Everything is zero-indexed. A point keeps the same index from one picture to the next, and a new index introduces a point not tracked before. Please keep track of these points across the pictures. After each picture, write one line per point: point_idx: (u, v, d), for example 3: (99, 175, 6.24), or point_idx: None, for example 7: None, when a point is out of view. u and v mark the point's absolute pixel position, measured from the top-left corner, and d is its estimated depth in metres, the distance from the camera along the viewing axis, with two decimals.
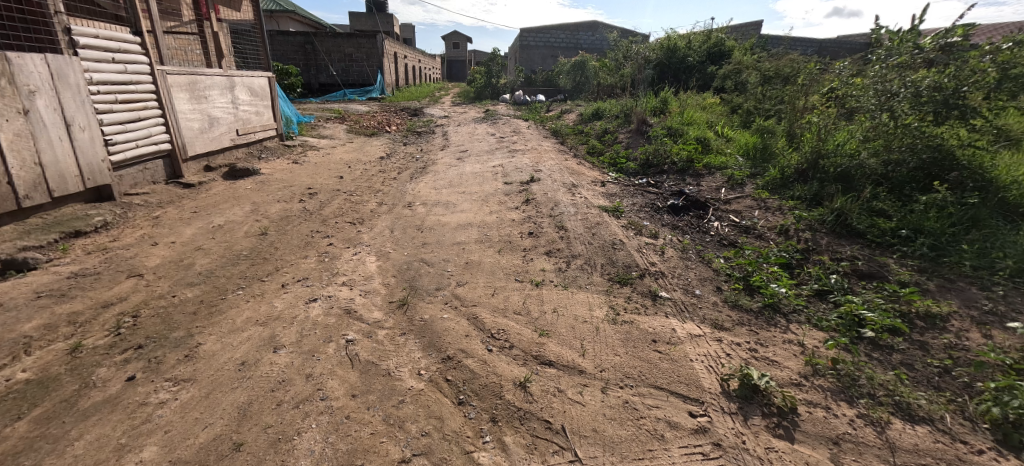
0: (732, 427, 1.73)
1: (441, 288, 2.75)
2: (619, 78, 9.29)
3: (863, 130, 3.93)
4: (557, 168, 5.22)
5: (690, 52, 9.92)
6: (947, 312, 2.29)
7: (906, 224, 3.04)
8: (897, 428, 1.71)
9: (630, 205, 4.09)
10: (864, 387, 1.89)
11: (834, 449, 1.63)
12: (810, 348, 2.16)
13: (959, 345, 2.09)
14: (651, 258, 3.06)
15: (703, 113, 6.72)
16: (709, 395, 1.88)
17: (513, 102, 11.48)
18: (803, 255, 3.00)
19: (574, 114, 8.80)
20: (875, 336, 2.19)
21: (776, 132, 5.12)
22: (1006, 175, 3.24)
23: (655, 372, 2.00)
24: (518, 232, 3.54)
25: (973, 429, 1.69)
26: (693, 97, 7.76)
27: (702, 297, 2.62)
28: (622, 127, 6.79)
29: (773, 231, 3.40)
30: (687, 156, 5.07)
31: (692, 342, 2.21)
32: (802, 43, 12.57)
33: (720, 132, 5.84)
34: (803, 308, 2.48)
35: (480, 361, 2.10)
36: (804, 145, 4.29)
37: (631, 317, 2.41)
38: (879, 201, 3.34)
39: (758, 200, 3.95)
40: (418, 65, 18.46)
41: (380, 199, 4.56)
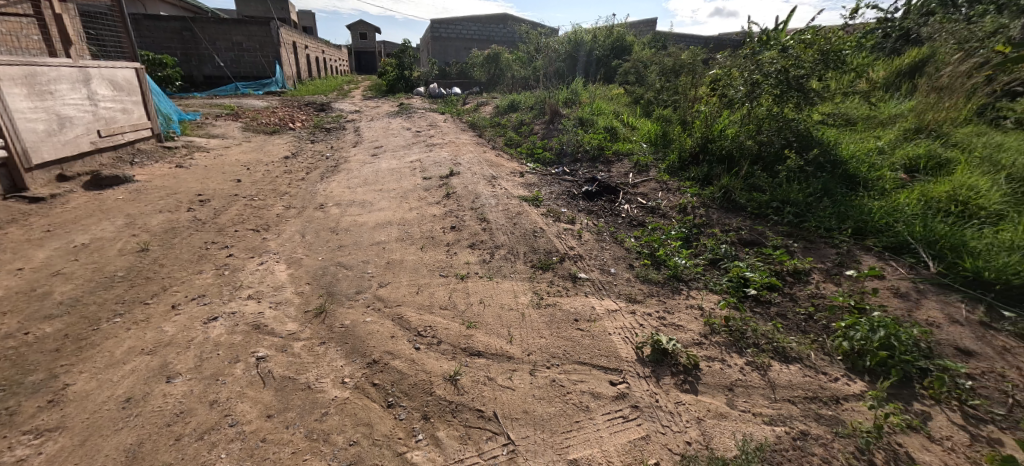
0: (647, 389, 1.89)
1: (362, 291, 2.63)
2: (532, 70, 9.48)
3: (741, 116, 4.47)
4: (476, 160, 5.22)
5: (596, 47, 10.44)
6: (809, 267, 2.72)
7: (777, 197, 3.53)
8: (776, 370, 2.01)
9: (548, 193, 4.24)
10: (750, 338, 2.18)
11: (730, 394, 1.87)
12: (707, 309, 2.44)
13: (819, 293, 2.50)
14: (570, 242, 3.21)
15: (610, 104, 7.13)
16: (626, 363, 2.04)
17: (427, 95, 11.18)
18: (699, 229, 3.35)
19: (490, 106, 8.82)
20: (757, 293, 2.54)
21: (673, 120, 5.61)
22: (847, 151, 3.89)
23: (578, 349, 2.12)
24: (440, 227, 3.49)
25: (830, 362, 2.04)
26: (600, 89, 8.19)
27: (617, 275, 2.82)
28: (537, 118, 6.97)
29: (674, 210, 3.75)
30: (598, 144, 5.36)
31: (610, 317, 2.38)
32: (690, 41, 13.84)
33: (626, 121, 6.26)
34: (701, 275, 2.78)
35: (409, 361, 2.05)
36: (696, 131, 4.77)
37: (554, 300, 2.53)
38: (755, 178, 3.84)
39: (660, 183, 4.32)
40: (321, 56, 17.17)
41: (287, 202, 4.21)
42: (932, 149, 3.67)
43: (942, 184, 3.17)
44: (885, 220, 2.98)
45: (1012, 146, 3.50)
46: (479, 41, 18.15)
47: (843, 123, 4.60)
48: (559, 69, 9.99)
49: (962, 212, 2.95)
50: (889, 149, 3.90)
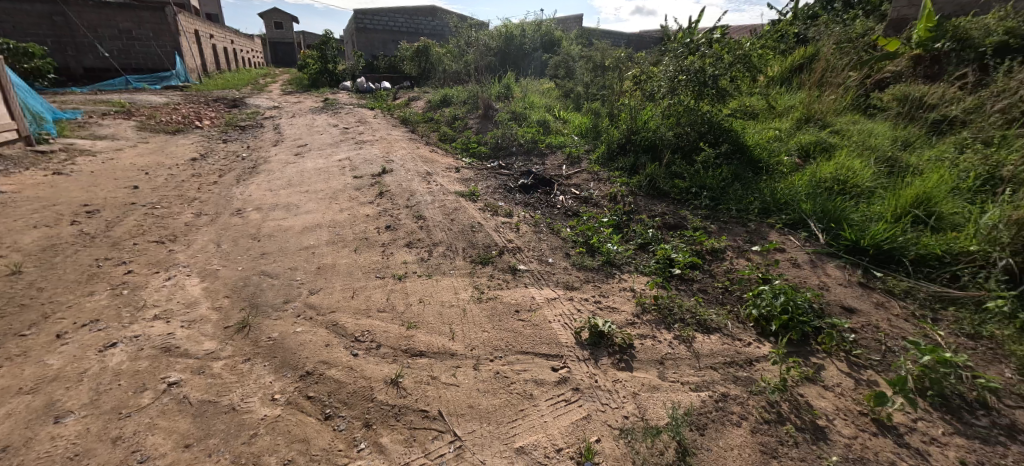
0: (586, 371, 1.98)
1: (290, 300, 2.46)
2: (463, 64, 9.36)
3: (661, 109, 4.77)
4: (409, 157, 5.07)
5: (526, 41, 10.52)
6: (724, 245, 2.98)
7: (696, 183, 3.82)
8: (700, 340, 2.19)
9: (485, 188, 4.23)
10: (677, 314, 2.36)
11: (662, 368, 2.01)
12: (638, 290, 2.60)
13: (732, 268, 2.75)
14: (508, 235, 3.24)
15: (541, 97, 7.25)
16: (566, 348, 2.11)
17: (354, 89, 10.63)
18: (628, 216, 3.53)
19: (422, 101, 8.59)
20: (681, 272, 2.75)
21: (601, 113, 5.84)
22: (752, 139, 4.29)
23: (520, 339, 2.16)
24: (374, 228, 3.35)
25: (744, 329, 2.27)
26: (532, 83, 8.30)
27: (554, 264, 2.90)
28: (470, 113, 6.92)
29: (605, 199, 3.92)
30: (531, 138, 5.45)
31: (550, 305, 2.44)
32: (614, 36, 14.41)
33: (558, 115, 6.41)
34: (632, 259, 2.94)
35: (346, 368, 1.96)
36: (621, 123, 5.00)
37: (494, 293, 2.54)
38: (676, 166, 4.12)
39: (591, 173, 4.49)
40: (230, 47, 15.64)
41: (198, 209, 3.81)
42: (819, 136, 4.17)
43: (827, 166, 3.62)
44: (784, 200, 3.34)
45: (880, 131, 4.07)
46: (407, 33, 17.52)
47: (748, 114, 5.08)
48: (491, 63, 9.96)
49: (843, 190, 3.39)
50: (785, 137, 4.38)
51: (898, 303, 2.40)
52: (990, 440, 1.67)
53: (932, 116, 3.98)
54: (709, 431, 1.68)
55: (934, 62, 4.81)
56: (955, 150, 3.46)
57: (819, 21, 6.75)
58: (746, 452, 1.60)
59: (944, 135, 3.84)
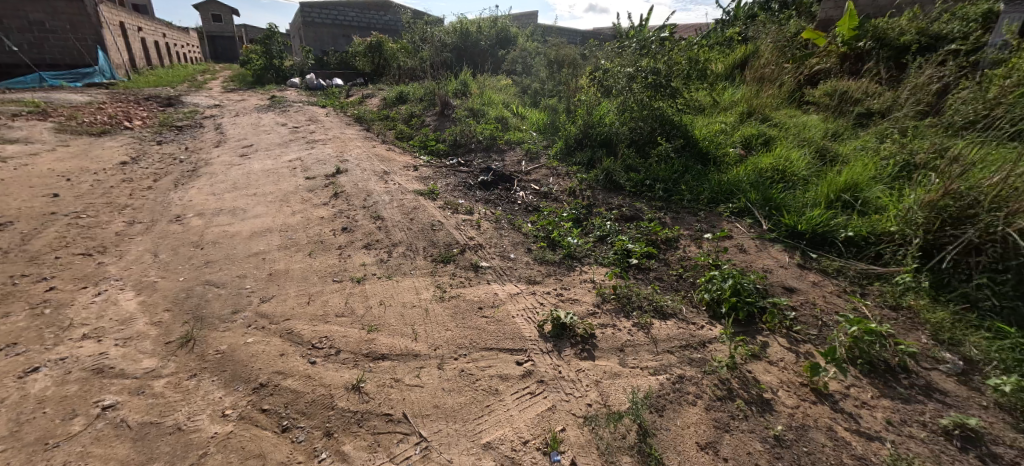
0: (550, 363, 2.01)
1: (240, 310, 2.32)
2: (418, 61, 9.16)
3: (616, 104, 4.90)
4: (365, 156, 4.92)
5: (482, 37, 10.37)
6: (677, 234, 3.11)
7: (650, 175, 3.95)
8: (657, 326, 2.27)
9: (444, 186, 4.18)
10: (635, 303, 2.44)
11: (622, 355, 2.07)
12: (598, 281, 2.66)
13: (685, 256, 2.88)
14: (469, 233, 3.22)
15: (499, 93, 7.23)
16: (530, 342, 2.13)
17: (303, 86, 10.15)
18: (587, 209, 3.60)
19: (376, 98, 8.34)
20: (638, 262, 2.84)
21: (558, 108, 5.92)
22: (700, 133, 4.50)
23: (484, 336, 2.16)
24: (329, 230, 3.23)
25: (697, 313, 2.38)
26: (489, 79, 8.25)
27: (516, 260, 2.91)
28: (427, 111, 6.80)
29: (564, 193, 3.98)
30: (490, 134, 5.43)
31: (513, 300, 2.46)
32: (569, 33, 14.52)
33: (516, 111, 6.42)
34: (591, 251, 3.01)
35: (303, 377, 1.88)
36: (578, 119, 5.09)
37: (457, 291, 2.52)
38: (631, 160, 4.25)
39: (550, 168, 4.55)
40: (163, 41, 14.50)
41: (131, 217, 3.52)
42: (760, 129, 4.43)
43: (768, 157, 3.85)
44: (730, 190, 3.53)
45: (813, 123, 4.38)
46: (358, 28, 16.89)
47: (696, 109, 5.32)
48: (447, 60, 9.80)
49: (782, 179, 3.63)
50: (730, 130, 4.62)
51: (831, 281, 2.60)
52: (910, 400, 1.85)
53: (856, 109, 4.34)
54: (667, 412, 1.75)
55: (855, 60, 5.36)
56: (876, 140, 3.79)
57: (757, 21, 7.17)
58: (701, 429, 1.69)
59: (867, 126, 4.20)
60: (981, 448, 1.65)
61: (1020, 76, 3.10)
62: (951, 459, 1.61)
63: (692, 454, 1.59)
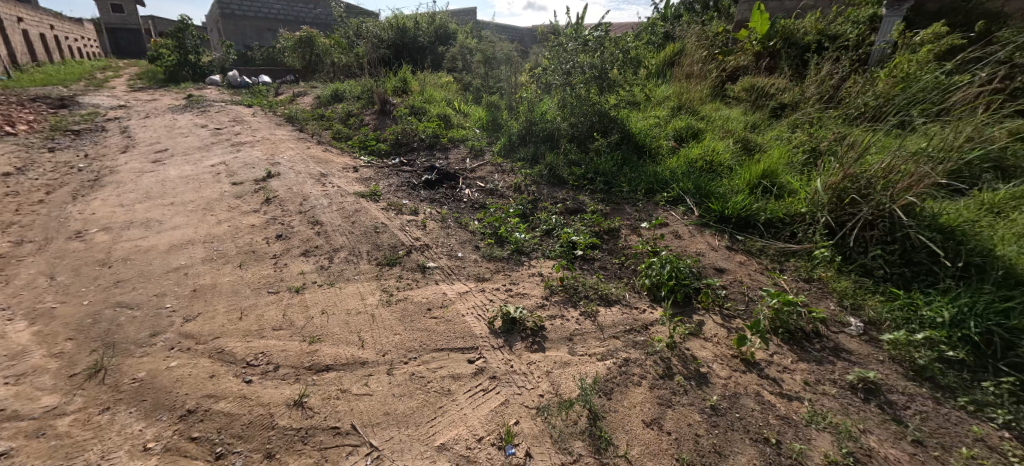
0: (502, 358, 2.02)
1: (161, 332, 2.11)
2: (353, 57, 8.76)
3: (556, 100, 5.00)
4: (299, 158, 4.64)
5: (420, 33, 9.98)
6: (618, 224, 3.24)
7: (591, 169, 4.08)
8: (603, 313, 2.37)
9: (387, 186, 4.05)
10: (582, 292, 2.52)
11: (571, 344, 2.13)
12: (545, 274, 2.71)
13: (627, 245, 3.01)
14: (415, 234, 3.15)
15: (440, 91, 7.10)
16: (480, 339, 2.13)
17: (225, 84, 9.36)
18: (533, 204, 3.65)
19: (309, 97, 7.88)
20: (583, 253, 2.93)
21: (500, 105, 5.92)
22: (635, 126, 4.70)
23: (434, 337, 2.13)
24: (262, 238, 3.02)
25: (639, 298, 2.51)
26: (429, 77, 8.06)
27: (464, 258, 2.89)
28: (365, 109, 6.54)
29: (510, 189, 4.01)
30: (433, 132, 5.33)
31: (462, 299, 2.44)
32: (509, 30, 14.49)
33: (458, 109, 6.35)
34: (538, 245, 3.06)
35: (238, 398, 1.75)
36: (520, 116, 5.14)
37: (404, 294, 2.46)
38: (572, 154, 4.36)
39: (495, 165, 4.55)
40: (51, 33, 12.75)
41: (18, 235, 3.07)
42: (690, 122, 4.72)
43: (697, 148, 4.12)
44: (665, 180, 3.73)
45: (735, 116, 4.73)
46: (285, 21, 15.75)
47: (631, 104, 5.56)
48: (384, 56, 9.45)
49: (710, 168, 3.90)
50: (663, 123, 4.87)
51: (755, 260, 2.84)
52: (823, 361, 2.07)
53: (771, 102, 4.75)
54: (615, 395, 1.83)
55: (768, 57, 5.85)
56: (788, 129, 4.17)
57: (683, 21, 7.61)
58: (646, 407, 1.78)
59: (780, 118, 4.61)
60: (879, 397, 1.88)
61: (900, 73, 3.53)
62: (857, 409, 1.82)
63: (639, 432, 1.67)
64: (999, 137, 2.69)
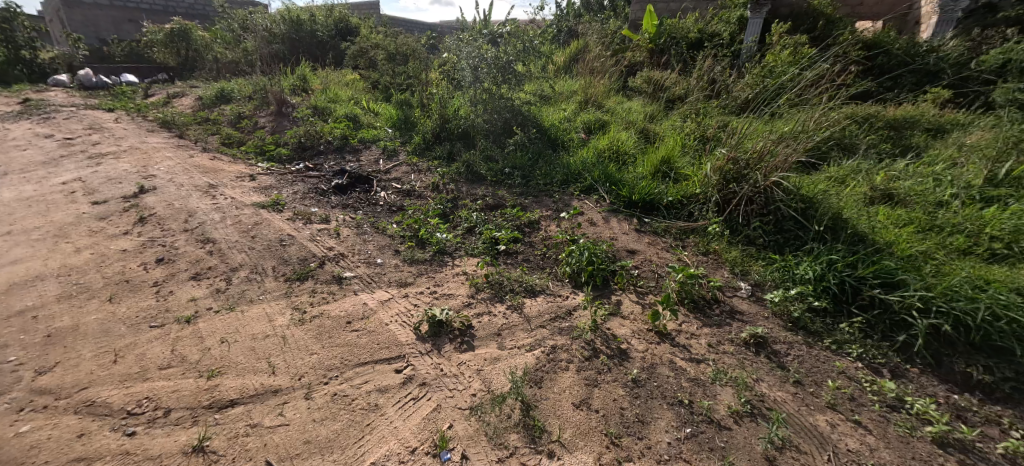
0: (431, 363, 1.98)
1: (5, 392, 1.73)
2: (241, 53, 7.87)
3: (468, 97, 4.98)
4: (180, 168, 4.08)
5: (318, 26, 9.26)
6: (538, 217, 3.32)
7: (508, 164, 4.13)
8: (529, 304, 2.42)
9: (291, 194, 3.73)
10: (507, 287, 2.55)
11: (500, 339, 2.15)
12: (470, 272, 2.70)
13: (547, 236, 3.11)
14: (328, 243, 2.94)
15: (346, 89, 6.69)
16: (407, 346, 2.06)
17: (75, 85, 7.87)
18: (453, 203, 3.60)
19: (190, 98, 6.94)
20: (506, 247, 2.97)
21: (412, 103, 5.74)
22: (547, 120, 4.85)
23: (356, 351, 2.01)
24: (140, 264, 2.61)
25: (562, 285, 2.61)
26: (332, 74, 7.54)
27: (385, 264, 2.77)
28: (259, 110, 5.93)
29: (428, 189, 3.91)
30: (341, 133, 5.00)
31: (385, 308, 2.33)
32: (416, 25, 14.04)
33: (368, 108, 6.05)
34: (461, 243, 3.03)
35: (120, 456, 1.50)
36: (433, 112, 5.02)
37: (320, 309, 2.29)
38: (489, 150, 4.38)
39: (410, 165, 4.41)
40: None
41: None
42: (596, 115, 4.99)
43: (604, 139, 4.37)
44: (577, 170, 3.90)
45: (635, 109, 5.10)
46: (150, 12, 13.09)
47: (542, 98, 5.72)
48: (277, 52, 8.61)
49: (617, 157, 4.15)
50: (573, 117, 5.09)
51: (661, 239, 3.10)
52: (722, 324, 2.33)
53: (664, 94, 5.19)
54: (545, 383, 1.89)
55: (660, 53, 6.38)
56: (680, 118, 4.59)
57: (584, 19, 7.99)
58: (574, 390, 1.86)
59: (673, 108, 5.06)
60: (767, 349, 2.17)
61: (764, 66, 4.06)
62: (750, 362, 2.08)
63: (570, 416, 1.74)
64: (837, 119, 3.23)
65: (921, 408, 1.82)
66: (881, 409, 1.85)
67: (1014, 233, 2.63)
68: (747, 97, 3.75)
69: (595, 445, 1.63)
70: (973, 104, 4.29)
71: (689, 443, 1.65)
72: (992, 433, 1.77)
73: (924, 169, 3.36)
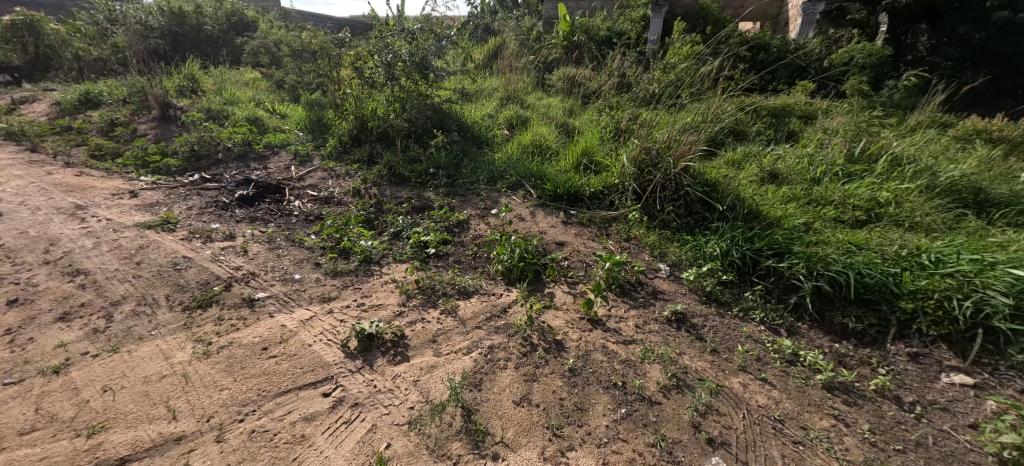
0: (363, 380, 1.87)
1: None
2: (110, 50, 6.80)
3: (385, 96, 4.77)
4: (36, 188, 3.43)
5: (205, 19, 8.29)
6: (466, 216, 3.28)
7: (432, 164, 4.03)
8: (463, 307, 2.38)
9: (186, 210, 3.30)
10: (440, 291, 2.48)
11: (436, 345, 2.09)
12: (399, 279, 2.59)
13: (477, 235, 3.08)
14: (234, 262, 2.65)
15: (246, 90, 6.09)
16: (335, 366, 1.93)
17: None
18: (377, 208, 3.43)
19: (44, 104, 5.86)
20: (436, 250, 2.89)
21: (324, 104, 5.38)
22: (469, 118, 4.80)
23: (276, 379, 1.83)
24: None
25: (495, 284, 2.60)
26: (228, 74, 6.81)
27: (304, 280, 2.56)
28: (139, 116, 5.18)
29: (348, 195, 3.69)
30: (242, 139, 4.54)
31: (307, 327, 2.16)
32: (322, 19, 13.14)
33: (273, 111, 5.56)
34: (388, 250, 2.90)
35: None
36: (347, 112, 4.73)
37: (229, 338, 2.05)
38: (411, 150, 4.24)
39: (326, 170, 4.13)
40: None
41: None
42: (518, 111, 5.05)
43: (527, 135, 4.43)
44: (503, 167, 3.92)
45: (554, 105, 5.24)
46: None
47: (462, 96, 5.66)
48: (157, 48, 7.57)
49: (540, 152, 4.23)
50: (494, 114, 5.10)
51: (587, 230, 3.22)
52: (646, 305, 2.48)
53: (580, 90, 5.39)
54: (484, 384, 1.87)
55: (573, 49, 6.62)
56: (596, 112, 4.80)
57: (499, 17, 8.04)
58: (514, 387, 1.86)
59: (589, 102, 5.28)
60: (686, 323, 2.34)
61: (667, 62, 4.37)
62: (673, 338, 2.24)
63: (511, 414, 1.74)
64: (730, 110, 3.58)
65: (812, 360, 2.09)
66: (781, 365, 2.09)
67: (869, 202, 3.12)
68: (653, 92, 4.02)
69: (538, 440, 1.65)
70: (833, 95, 5.02)
71: (625, 422, 1.74)
72: (866, 373, 2.08)
73: (802, 150, 3.84)
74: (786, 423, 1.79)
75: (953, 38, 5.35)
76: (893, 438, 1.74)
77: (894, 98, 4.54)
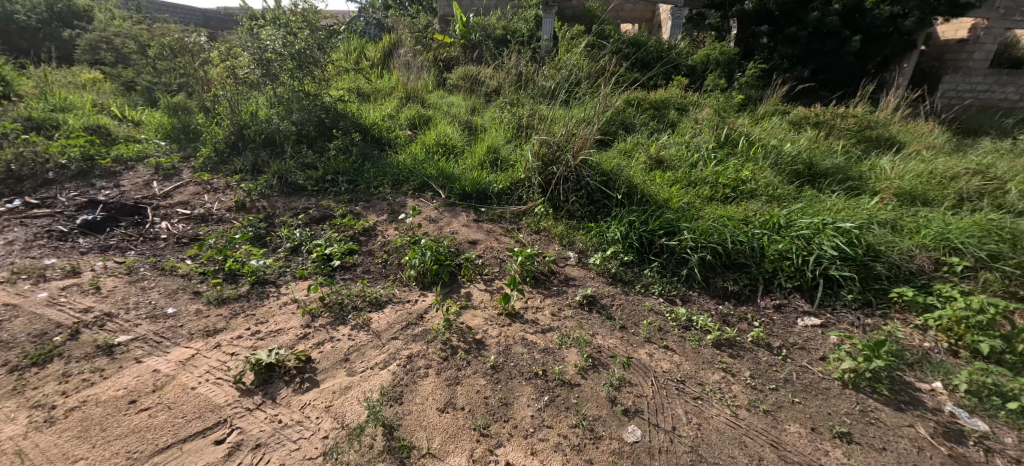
0: (264, 417, 1.68)
1: None
2: None
3: (266, 98, 4.30)
4: None
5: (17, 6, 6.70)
6: (372, 223, 3.10)
7: (329, 170, 3.74)
8: (376, 319, 2.25)
9: (4, 246, 2.65)
10: (350, 306, 2.32)
11: (348, 364, 1.95)
12: (302, 298, 2.36)
13: (385, 241, 2.92)
14: (82, 303, 2.19)
15: (83, 94, 5.07)
16: (227, 408, 1.70)
17: None
18: (267, 223, 3.09)
19: None
20: (342, 261, 2.70)
21: (192, 108, 4.77)
22: (365, 119, 4.52)
23: (151, 435, 1.56)
24: None
25: (409, 290, 2.51)
26: (56, 74, 5.60)
27: (181, 313, 2.21)
28: None
29: (230, 211, 3.27)
30: (82, 153, 3.78)
31: (187, 368, 1.87)
32: (185, 9, 11.39)
33: (125, 118, 4.73)
34: (284, 268, 2.63)
35: None
36: (221, 118, 4.24)
37: (81, 397, 1.69)
38: (304, 156, 3.88)
39: (201, 184, 3.61)
40: None
41: None
42: (419, 111, 4.90)
43: (429, 135, 4.33)
44: (407, 168, 3.78)
45: (456, 104, 5.18)
46: None
47: (358, 96, 5.34)
48: None
49: (444, 151, 4.17)
50: (394, 113, 4.89)
51: (498, 226, 3.25)
52: (560, 293, 2.58)
53: (481, 88, 5.41)
54: (404, 398, 1.79)
55: (470, 48, 6.61)
56: (498, 109, 4.85)
57: (392, 13, 7.71)
58: (436, 395, 1.81)
59: (490, 99, 5.31)
60: (596, 305, 2.49)
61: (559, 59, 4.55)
62: (587, 321, 2.36)
63: (435, 423, 1.69)
64: (616, 104, 3.85)
65: (702, 323, 2.36)
66: (679, 331, 2.33)
67: (734, 180, 3.59)
68: (548, 88, 4.17)
69: (465, 443, 1.62)
70: (701, 88, 5.68)
71: (549, 409, 1.79)
72: (744, 328, 2.40)
73: (679, 138, 4.28)
74: (687, 382, 2.00)
75: (785, 38, 6.42)
76: (768, 380, 2.04)
77: (747, 91, 5.28)
